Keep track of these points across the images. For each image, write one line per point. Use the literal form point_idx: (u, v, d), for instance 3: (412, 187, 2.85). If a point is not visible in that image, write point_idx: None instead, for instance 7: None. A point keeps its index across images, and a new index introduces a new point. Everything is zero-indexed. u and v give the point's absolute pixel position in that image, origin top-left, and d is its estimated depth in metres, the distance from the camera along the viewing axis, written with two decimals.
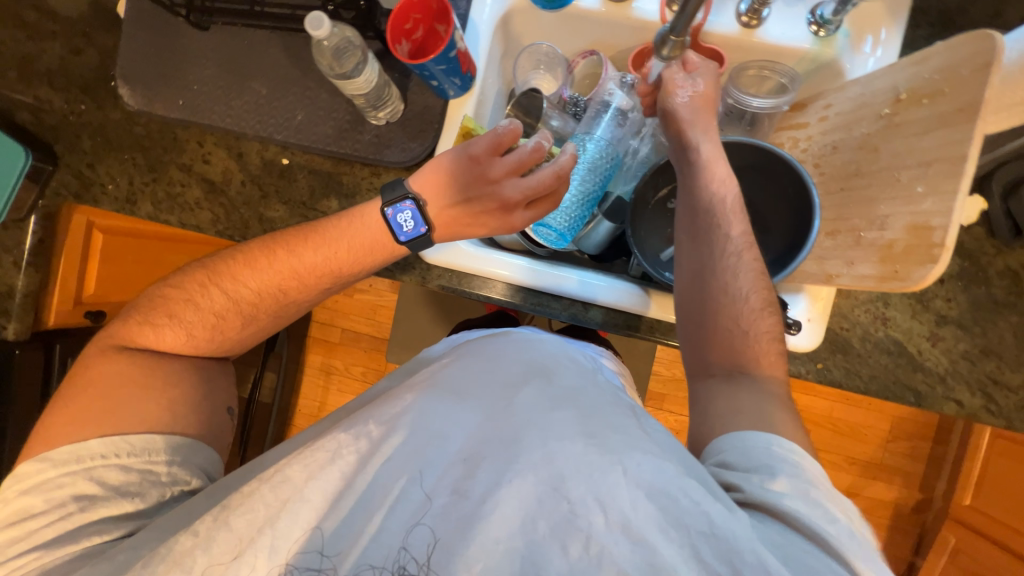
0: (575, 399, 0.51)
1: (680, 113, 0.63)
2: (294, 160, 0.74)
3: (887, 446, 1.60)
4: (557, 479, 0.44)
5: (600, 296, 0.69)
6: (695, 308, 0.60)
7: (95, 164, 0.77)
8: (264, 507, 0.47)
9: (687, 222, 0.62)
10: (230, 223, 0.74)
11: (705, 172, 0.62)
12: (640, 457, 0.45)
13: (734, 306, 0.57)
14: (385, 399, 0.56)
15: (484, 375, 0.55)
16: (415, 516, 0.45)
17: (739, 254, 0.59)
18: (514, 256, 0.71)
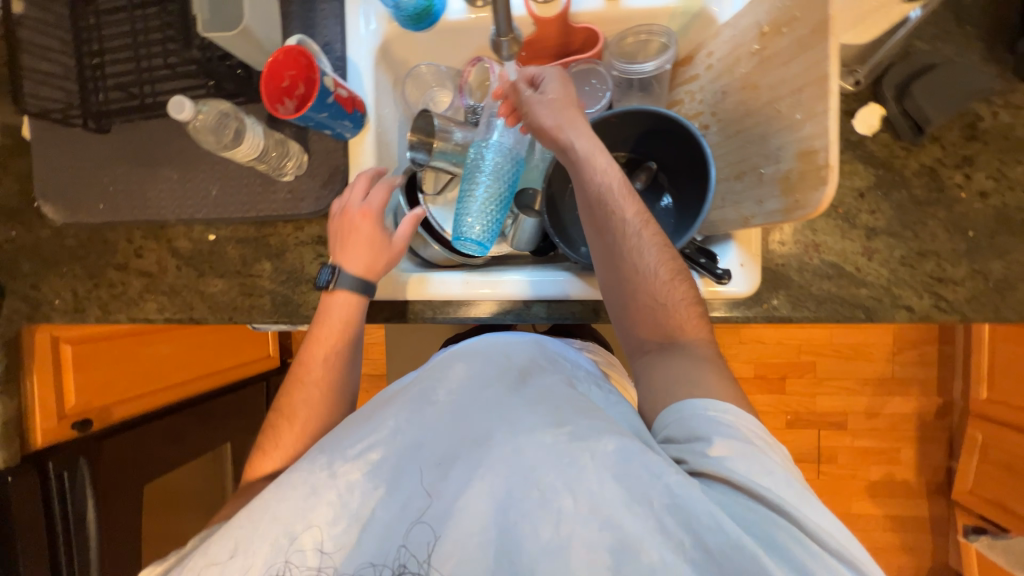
0: (544, 394, 0.53)
1: (544, 122, 0.61)
2: (220, 234, 0.76)
3: (897, 360, 1.60)
4: (526, 471, 0.46)
5: (536, 292, 0.70)
6: (616, 292, 0.60)
7: (39, 283, 0.79)
8: (242, 527, 0.47)
9: (587, 218, 0.61)
10: (177, 308, 0.76)
11: (585, 167, 0.59)
12: (607, 440, 0.45)
13: (648, 282, 0.58)
14: (363, 409, 0.56)
15: (452, 373, 0.55)
16: (398, 521, 0.47)
17: (638, 234, 0.58)
18: (447, 273, 0.72)
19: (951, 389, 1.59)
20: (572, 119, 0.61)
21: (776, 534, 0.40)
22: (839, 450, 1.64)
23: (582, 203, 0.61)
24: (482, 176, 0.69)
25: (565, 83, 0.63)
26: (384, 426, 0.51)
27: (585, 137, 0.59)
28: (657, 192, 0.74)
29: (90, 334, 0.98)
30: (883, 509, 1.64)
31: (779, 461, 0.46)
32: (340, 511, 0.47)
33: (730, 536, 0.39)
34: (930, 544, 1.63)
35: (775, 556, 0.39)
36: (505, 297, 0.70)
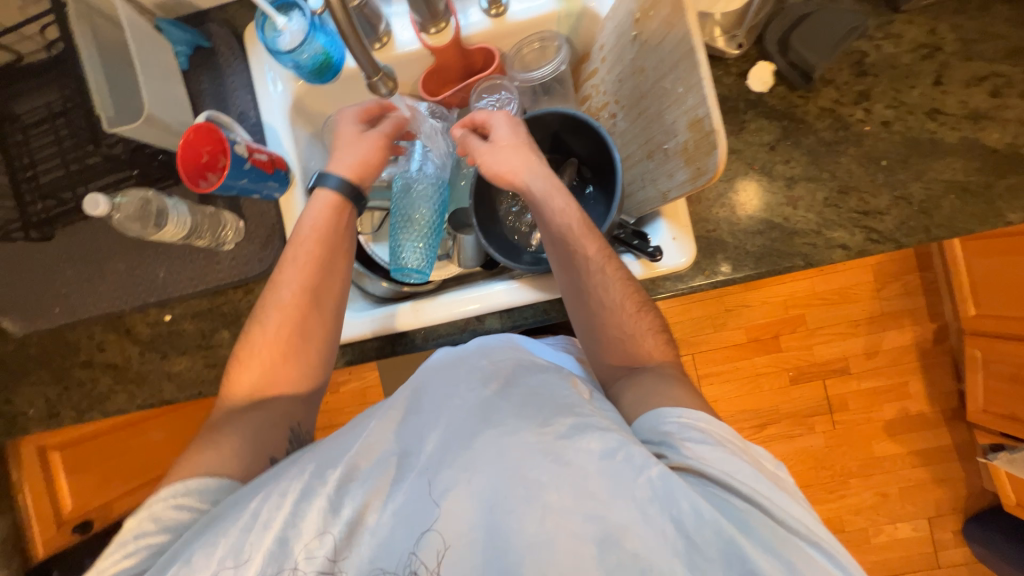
0: (524, 389, 0.52)
1: (496, 168, 0.64)
2: (176, 313, 0.77)
3: (882, 295, 1.60)
4: (513, 470, 0.45)
5: (484, 304, 0.70)
6: (587, 325, 0.62)
7: (11, 396, 0.80)
8: (220, 539, 0.45)
9: (554, 258, 0.63)
10: (147, 393, 0.78)
11: (545, 209, 0.62)
12: (592, 438, 0.46)
13: (615, 317, 0.60)
14: (349, 417, 0.56)
15: (429, 384, 0.56)
16: (386, 533, 0.46)
17: (603, 270, 0.60)
18: (397, 305, 0.73)
19: (941, 312, 1.59)
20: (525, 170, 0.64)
21: (753, 520, 0.42)
22: (848, 395, 1.63)
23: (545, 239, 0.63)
24: (408, 206, 0.71)
25: (514, 126, 0.66)
26: (376, 443, 0.51)
27: (540, 179, 0.63)
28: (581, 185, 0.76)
29: (80, 436, 0.99)
30: (907, 446, 1.61)
31: (752, 459, 0.48)
32: (317, 531, 0.46)
33: (708, 519, 0.41)
34: (963, 472, 1.60)
35: (752, 538, 0.41)
36: (452, 311, 0.71)
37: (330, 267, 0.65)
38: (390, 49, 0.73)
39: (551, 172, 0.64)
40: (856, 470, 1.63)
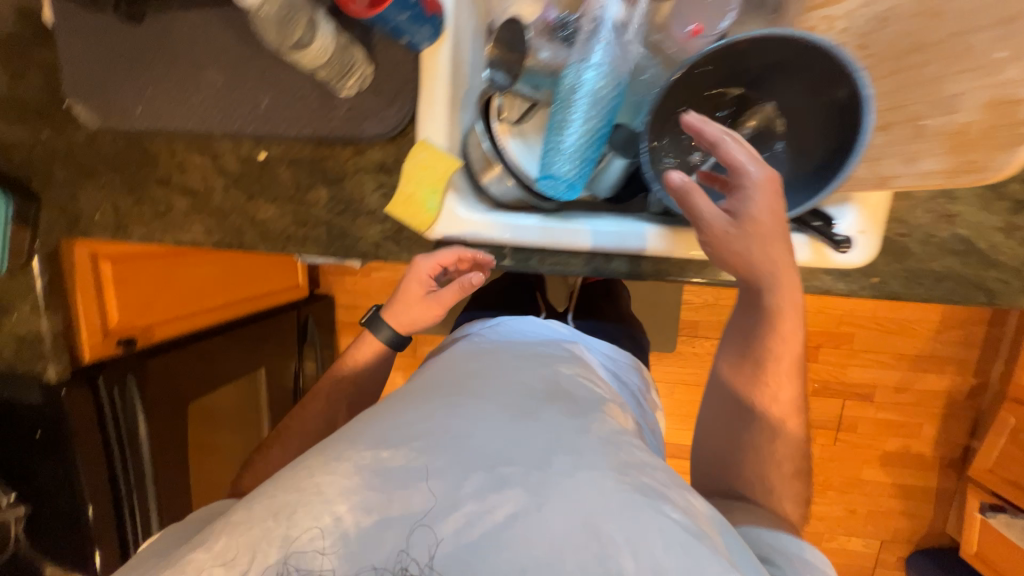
0: (600, 431, 0.52)
1: (731, 246, 0.56)
2: (271, 153, 0.68)
3: (938, 338, 1.56)
4: (587, 515, 0.42)
5: (623, 243, 0.62)
6: (730, 427, 0.66)
7: (76, 194, 0.73)
8: (287, 496, 0.45)
9: (737, 355, 0.65)
10: (225, 232, 0.71)
11: (763, 296, 0.60)
12: (671, 511, 0.44)
13: (763, 427, 0.64)
14: (413, 396, 0.56)
15: (504, 389, 0.55)
16: (432, 538, 0.42)
17: (781, 388, 0.63)
18: (521, 217, 0.64)
19: (987, 371, 1.56)
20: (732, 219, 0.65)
21: None
22: (861, 420, 1.65)
23: (742, 311, 0.63)
24: (579, 107, 0.58)
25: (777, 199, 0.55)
26: (442, 429, 0.49)
27: (770, 274, 0.57)
28: (765, 144, 0.64)
29: (126, 252, 0.95)
30: (892, 478, 1.68)
31: None
32: (365, 511, 0.43)
33: None
34: (931, 513, 1.69)
35: None
36: (586, 249, 0.63)
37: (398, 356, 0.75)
38: None
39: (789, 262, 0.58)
40: (837, 485, 1.71)
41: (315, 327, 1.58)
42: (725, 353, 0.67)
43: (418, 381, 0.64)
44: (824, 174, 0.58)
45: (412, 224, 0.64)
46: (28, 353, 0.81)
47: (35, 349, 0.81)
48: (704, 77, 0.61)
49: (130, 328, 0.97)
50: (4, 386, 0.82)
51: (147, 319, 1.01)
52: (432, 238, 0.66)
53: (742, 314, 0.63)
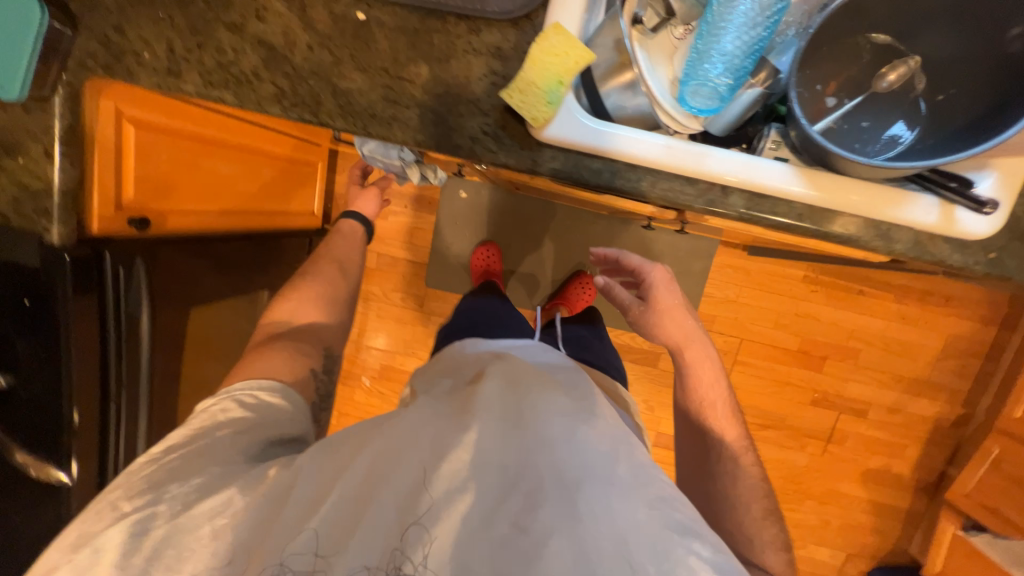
0: (628, 458, 0.59)
1: (647, 320, 0.89)
2: (372, 15, 0.60)
3: (937, 365, 1.61)
4: (621, 541, 0.51)
5: (751, 176, 0.58)
6: (704, 488, 0.83)
7: (124, 26, 0.63)
8: (322, 493, 0.59)
9: (692, 445, 0.88)
10: (298, 99, 0.62)
11: (692, 381, 0.89)
12: (699, 543, 0.53)
13: (734, 506, 0.79)
14: (453, 408, 0.66)
15: (540, 407, 0.63)
16: (474, 546, 0.53)
17: (737, 464, 0.83)
18: (644, 133, 0.59)
19: (976, 403, 1.62)
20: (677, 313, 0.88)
21: None
22: (851, 434, 1.69)
23: (686, 429, 0.90)
24: (728, 30, 0.52)
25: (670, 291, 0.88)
26: (483, 449, 0.59)
27: (679, 329, 0.88)
28: (905, 97, 0.60)
29: (154, 120, 0.84)
30: (868, 494, 1.73)
31: None
32: (419, 525, 0.54)
33: None
34: (899, 533, 1.74)
35: None
36: (710, 174, 0.58)
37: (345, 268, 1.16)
38: None
39: (698, 342, 0.89)
40: (817, 495, 1.74)
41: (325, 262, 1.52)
42: (686, 445, 0.89)
43: (454, 391, 0.72)
44: (985, 127, 0.55)
45: (528, 116, 0.57)
46: (32, 207, 0.69)
47: (39, 203, 0.69)
48: (875, 8, 0.56)
49: (145, 209, 0.87)
50: None
51: (164, 203, 0.92)
52: (540, 139, 0.60)
53: (682, 397, 0.91)
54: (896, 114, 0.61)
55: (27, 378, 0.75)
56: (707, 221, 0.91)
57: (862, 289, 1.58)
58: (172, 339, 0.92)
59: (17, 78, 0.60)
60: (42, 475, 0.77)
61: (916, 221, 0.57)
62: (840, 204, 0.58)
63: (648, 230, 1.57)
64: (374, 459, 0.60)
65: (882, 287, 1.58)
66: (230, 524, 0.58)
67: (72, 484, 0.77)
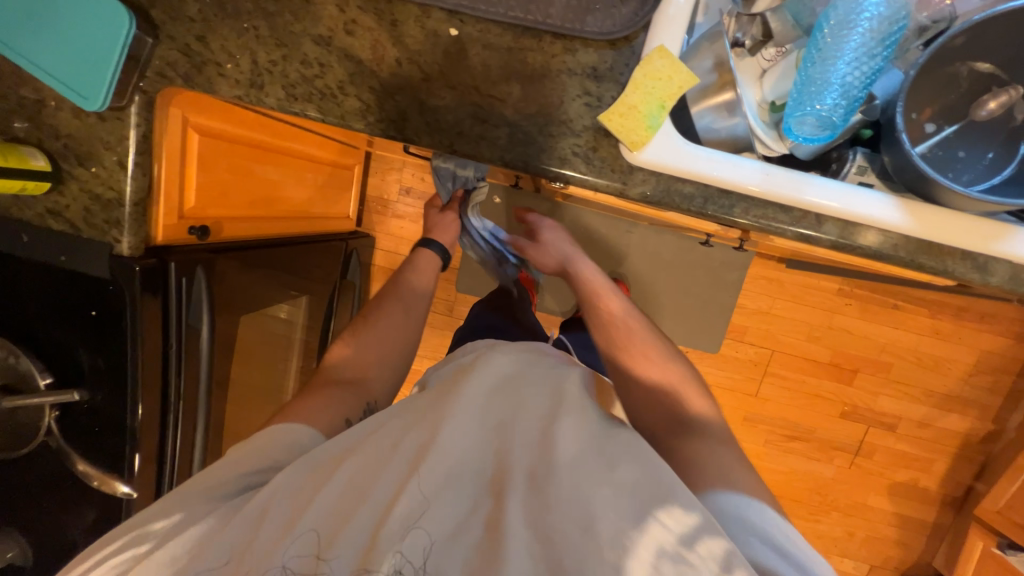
0: (600, 441, 0.60)
1: (542, 261, 0.99)
2: (465, 31, 0.59)
3: (969, 381, 1.61)
4: (590, 524, 0.52)
5: (847, 204, 0.57)
6: (663, 381, 0.76)
7: (207, 35, 0.61)
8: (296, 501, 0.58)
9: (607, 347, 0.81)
10: (384, 115, 0.61)
11: (600, 317, 0.83)
12: (670, 513, 0.53)
13: (636, 380, 0.76)
14: (424, 405, 0.66)
15: (506, 402, 0.65)
16: (446, 543, 0.54)
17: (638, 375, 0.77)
18: (739, 158, 0.58)
19: (1006, 419, 1.62)
20: (565, 257, 0.96)
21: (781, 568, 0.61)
22: (879, 448, 1.69)
23: (597, 327, 0.83)
24: (842, 59, 0.51)
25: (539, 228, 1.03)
26: (450, 445, 0.59)
27: (587, 266, 0.92)
28: (1004, 128, 0.59)
29: (215, 127, 0.83)
30: (894, 507, 1.73)
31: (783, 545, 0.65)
32: (392, 528, 0.53)
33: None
34: (923, 546, 1.74)
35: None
36: (805, 203, 0.58)
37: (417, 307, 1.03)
38: None
39: (608, 281, 0.88)
40: (843, 507, 1.74)
41: (358, 266, 1.50)
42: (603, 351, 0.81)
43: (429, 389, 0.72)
44: None
45: (626, 139, 0.56)
46: (104, 217, 0.68)
47: (111, 213, 0.68)
48: (988, 37, 0.55)
49: (202, 216, 0.86)
50: (64, 248, 0.69)
51: (218, 210, 0.91)
52: (633, 162, 0.58)
53: (592, 325, 0.83)
54: (992, 143, 0.60)
55: (92, 388, 0.74)
56: (768, 240, 0.90)
57: (897, 303, 1.57)
58: (225, 347, 0.91)
59: (100, 87, 0.59)
60: (108, 488, 0.76)
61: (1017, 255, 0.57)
62: (938, 235, 0.57)
63: (685, 239, 1.56)
64: (345, 473, 0.59)
65: (917, 301, 1.57)
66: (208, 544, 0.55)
67: (134, 496, 0.77)
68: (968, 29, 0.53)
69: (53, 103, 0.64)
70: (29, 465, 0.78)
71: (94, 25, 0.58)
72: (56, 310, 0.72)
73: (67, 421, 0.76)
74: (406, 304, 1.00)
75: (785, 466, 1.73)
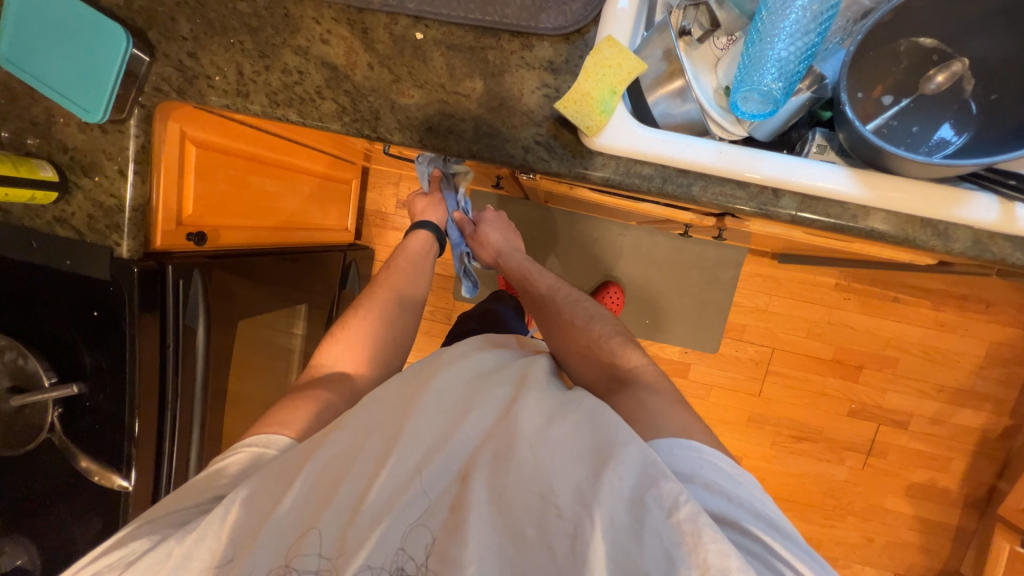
0: (562, 413, 0.61)
1: (498, 254, 1.06)
2: (429, 35, 0.64)
3: (981, 373, 1.56)
4: (547, 491, 0.53)
5: (801, 179, 0.59)
6: (581, 334, 0.85)
7: (197, 52, 0.67)
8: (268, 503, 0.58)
9: (541, 310, 0.94)
10: (358, 115, 0.65)
11: (539, 288, 0.97)
12: (628, 467, 0.53)
13: (571, 334, 0.86)
14: (388, 402, 0.66)
15: (465, 392, 0.65)
16: (412, 529, 0.54)
17: (572, 318, 0.88)
18: (693, 138, 0.60)
19: None
20: (508, 249, 1.06)
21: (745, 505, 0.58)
22: (892, 447, 1.63)
23: (536, 303, 0.96)
24: (779, 40, 0.55)
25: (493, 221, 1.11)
26: (412, 434, 0.59)
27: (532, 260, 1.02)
28: (952, 101, 0.61)
29: (212, 140, 0.89)
30: (914, 510, 1.65)
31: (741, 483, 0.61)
32: (359, 523, 0.53)
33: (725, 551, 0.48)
34: (949, 552, 1.65)
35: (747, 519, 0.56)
36: (760, 177, 0.60)
37: (403, 300, 1.03)
38: None
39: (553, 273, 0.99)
40: (859, 510, 1.67)
41: (356, 275, 1.55)
42: (538, 318, 0.95)
43: (390, 382, 0.71)
44: None
45: (582, 125, 0.59)
46: (105, 223, 0.73)
47: (111, 219, 0.73)
48: (923, 15, 0.57)
49: (200, 224, 0.91)
50: (69, 253, 0.74)
51: (216, 219, 0.96)
52: (592, 147, 0.61)
53: (532, 298, 0.97)
54: (942, 116, 0.62)
55: (93, 384, 0.78)
56: (745, 227, 0.91)
57: (898, 296, 1.55)
58: (223, 349, 0.95)
59: (102, 101, 0.65)
60: (107, 482, 0.78)
61: (974, 218, 0.57)
62: (891, 203, 0.59)
63: (676, 239, 1.57)
64: (316, 467, 0.59)
65: (919, 293, 1.55)
66: (199, 549, 0.56)
67: (130, 490, 0.79)
68: (905, 4, 0.55)
69: (61, 120, 0.70)
70: (35, 464, 0.82)
71: (97, 46, 0.64)
72: (62, 311, 0.77)
73: (71, 419, 0.80)
74: (398, 303, 1.02)
75: (795, 469, 1.68)
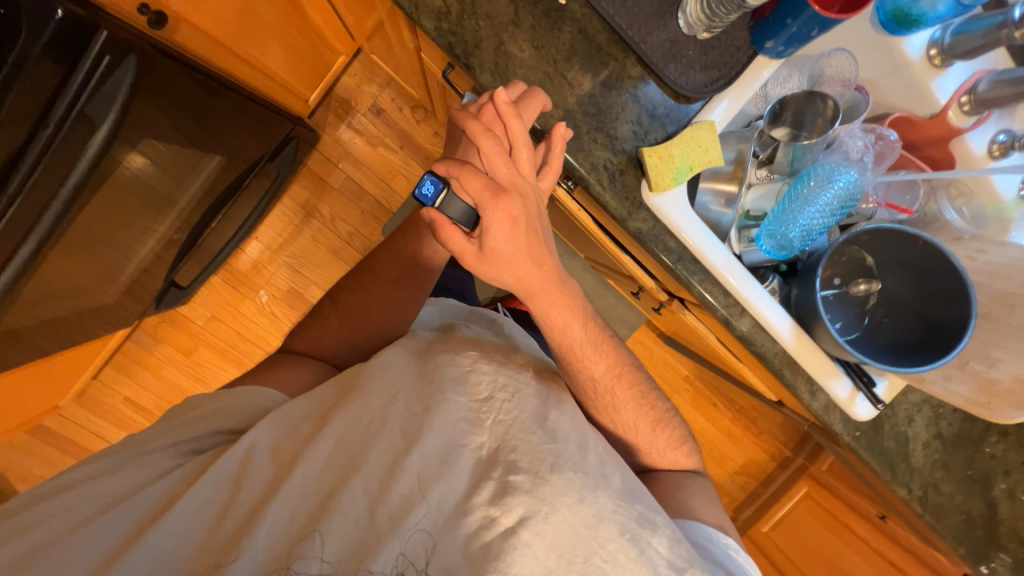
0: (595, 444, 0.59)
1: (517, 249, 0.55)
2: (570, 7, 0.61)
3: (732, 475, 2.05)
4: (592, 528, 0.52)
5: (763, 309, 0.73)
6: (628, 432, 0.70)
7: None
8: (287, 464, 0.55)
9: (588, 395, 0.69)
10: (462, 30, 0.58)
11: (580, 361, 0.66)
12: (660, 528, 0.54)
13: (619, 430, 0.70)
14: (414, 375, 0.61)
15: (506, 385, 0.60)
16: (443, 531, 0.51)
17: (618, 411, 0.68)
18: (717, 241, 0.69)
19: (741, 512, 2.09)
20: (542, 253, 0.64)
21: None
22: None
23: (574, 379, 0.68)
24: (811, 209, 0.67)
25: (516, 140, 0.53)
26: (445, 426, 0.55)
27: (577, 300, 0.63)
28: (858, 305, 0.82)
29: None
30: None
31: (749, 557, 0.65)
32: (386, 510, 0.51)
33: None
34: None
35: None
36: (743, 296, 0.71)
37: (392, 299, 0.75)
38: (932, 77, 0.72)
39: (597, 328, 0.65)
40: None
41: (288, 156, 1.32)
42: (579, 396, 0.70)
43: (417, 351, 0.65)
44: (899, 353, 0.78)
45: (652, 177, 0.63)
46: None
47: None
48: (880, 241, 0.76)
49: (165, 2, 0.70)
50: None
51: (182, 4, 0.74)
52: (646, 201, 0.65)
53: (571, 372, 0.67)
54: (847, 316, 0.83)
55: None
56: (681, 315, 1.04)
57: (716, 402, 1.97)
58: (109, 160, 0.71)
59: None
60: None
61: (836, 392, 0.77)
62: (801, 357, 0.76)
63: (601, 285, 1.73)
64: (338, 430, 0.56)
65: (728, 405, 1.98)
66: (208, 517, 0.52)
67: None
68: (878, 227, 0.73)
69: None
70: None
71: None
72: None
73: None
74: (391, 292, 0.75)
75: None
